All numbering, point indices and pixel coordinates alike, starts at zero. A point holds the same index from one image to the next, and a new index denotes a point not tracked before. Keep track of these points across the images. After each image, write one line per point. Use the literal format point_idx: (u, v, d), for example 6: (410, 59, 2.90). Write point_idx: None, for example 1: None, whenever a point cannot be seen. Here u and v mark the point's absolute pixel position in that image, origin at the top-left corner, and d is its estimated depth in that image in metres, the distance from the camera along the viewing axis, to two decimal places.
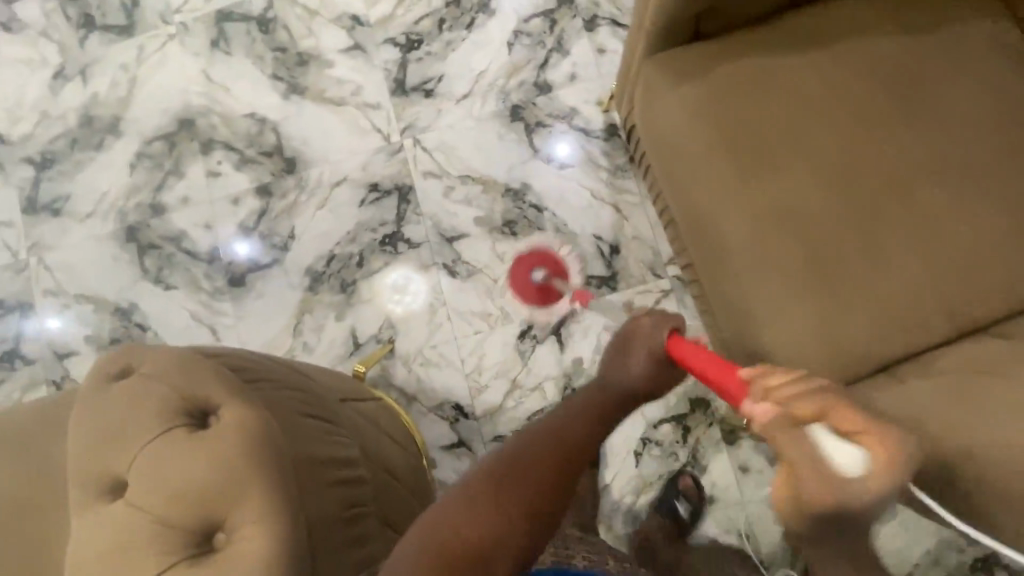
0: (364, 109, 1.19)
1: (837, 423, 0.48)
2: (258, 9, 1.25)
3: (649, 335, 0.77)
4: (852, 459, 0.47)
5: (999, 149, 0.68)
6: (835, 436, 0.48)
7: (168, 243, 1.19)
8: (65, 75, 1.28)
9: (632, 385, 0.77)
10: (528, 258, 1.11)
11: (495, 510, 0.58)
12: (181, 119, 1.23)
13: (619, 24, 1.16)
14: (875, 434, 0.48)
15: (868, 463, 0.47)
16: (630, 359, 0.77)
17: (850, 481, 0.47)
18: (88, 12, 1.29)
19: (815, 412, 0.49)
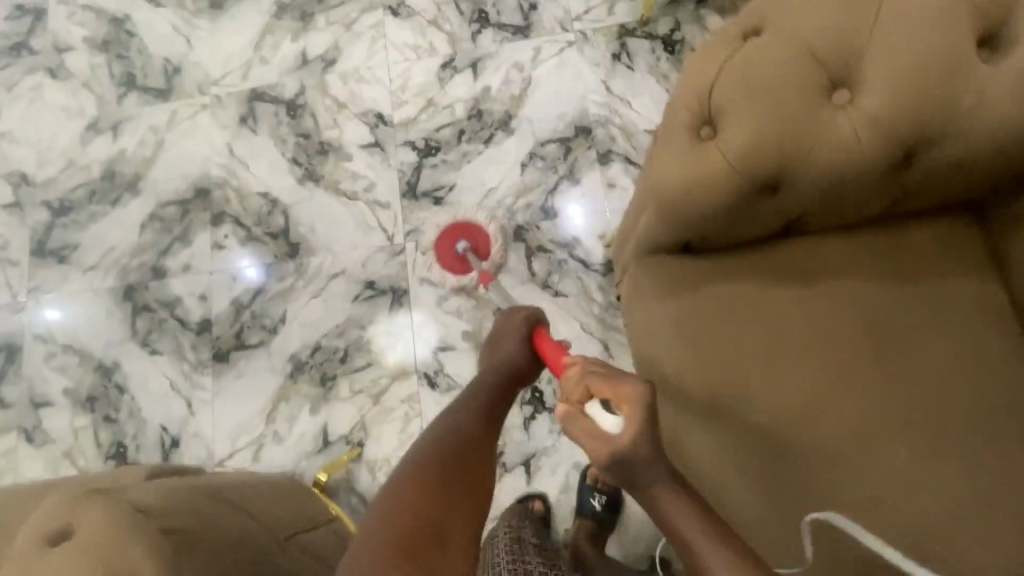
0: (374, 205, 1.22)
1: (601, 396, 0.54)
2: (291, 94, 1.30)
3: (518, 325, 0.79)
4: (609, 421, 0.52)
5: (980, 425, 0.65)
6: (597, 407, 0.53)
7: (162, 307, 1.21)
8: (97, 128, 1.33)
9: (521, 368, 0.76)
10: (451, 232, 1.17)
11: (431, 495, 0.52)
12: (197, 187, 1.27)
13: (632, 161, 1.19)
14: (625, 393, 0.52)
15: (621, 418, 0.51)
16: (507, 348, 0.78)
17: (613, 434, 0.51)
18: (132, 72, 1.36)
19: (583, 391, 0.55)
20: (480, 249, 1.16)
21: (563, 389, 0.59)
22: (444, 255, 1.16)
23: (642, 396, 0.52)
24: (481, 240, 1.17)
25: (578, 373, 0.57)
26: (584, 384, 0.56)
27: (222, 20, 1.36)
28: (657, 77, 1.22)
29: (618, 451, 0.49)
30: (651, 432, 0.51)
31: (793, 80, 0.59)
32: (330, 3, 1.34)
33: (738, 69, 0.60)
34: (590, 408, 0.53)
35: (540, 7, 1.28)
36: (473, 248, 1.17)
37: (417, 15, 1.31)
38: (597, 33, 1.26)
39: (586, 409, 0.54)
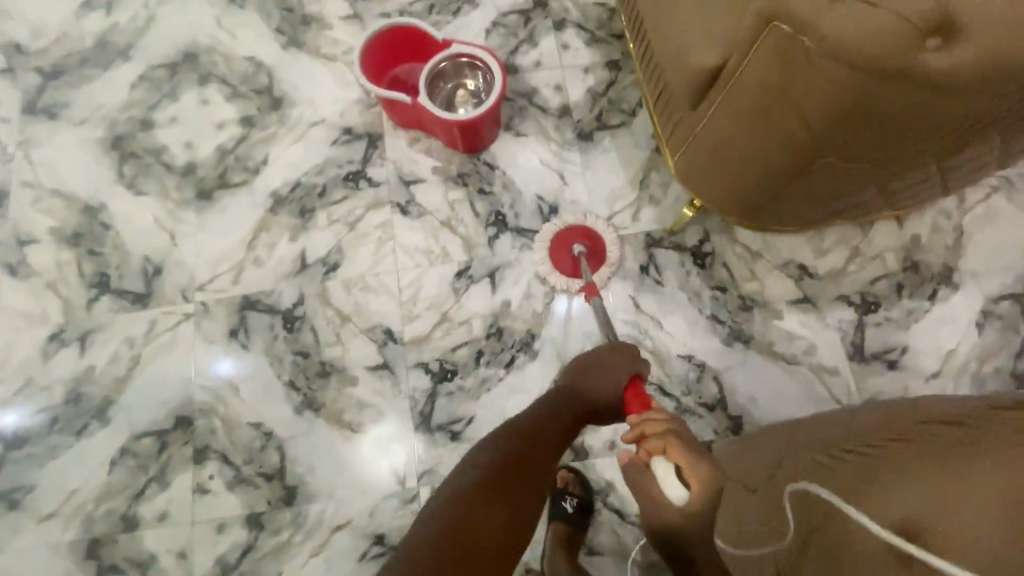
0: (388, 437, 1.09)
1: (671, 460, 0.64)
2: (288, 303, 1.17)
3: (615, 360, 0.90)
4: (673, 489, 0.62)
5: None
6: (665, 469, 0.64)
7: (133, 568, 1.05)
8: (62, 339, 1.17)
9: (600, 400, 0.87)
10: (572, 233, 1.16)
11: (477, 514, 0.64)
12: (179, 415, 1.12)
13: (667, 391, 1.09)
14: (696, 471, 0.63)
15: (683, 489, 0.62)
16: (595, 383, 0.88)
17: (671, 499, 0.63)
18: (105, 271, 1.21)
19: (660, 449, 0.65)
20: (595, 257, 1.14)
21: (640, 429, 0.68)
22: (557, 253, 1.15)
23: (706, 475, 0.63)
24: (600, 250, 1.15)
25: (659, 428, 0.66)
26: (662, 442, 0.65)
27: (211, 212, 1.24)
28: (689, 294, 1.14)
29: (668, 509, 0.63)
30: (705, 509, 0.63)
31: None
32: (332, 197, 1.24)
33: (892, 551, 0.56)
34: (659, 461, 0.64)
35: (561, 209, 1.21)
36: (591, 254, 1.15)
37: (429, 214, 1.22)
38: (623, 242, 1.18)
39: (654, 464, 0.65)
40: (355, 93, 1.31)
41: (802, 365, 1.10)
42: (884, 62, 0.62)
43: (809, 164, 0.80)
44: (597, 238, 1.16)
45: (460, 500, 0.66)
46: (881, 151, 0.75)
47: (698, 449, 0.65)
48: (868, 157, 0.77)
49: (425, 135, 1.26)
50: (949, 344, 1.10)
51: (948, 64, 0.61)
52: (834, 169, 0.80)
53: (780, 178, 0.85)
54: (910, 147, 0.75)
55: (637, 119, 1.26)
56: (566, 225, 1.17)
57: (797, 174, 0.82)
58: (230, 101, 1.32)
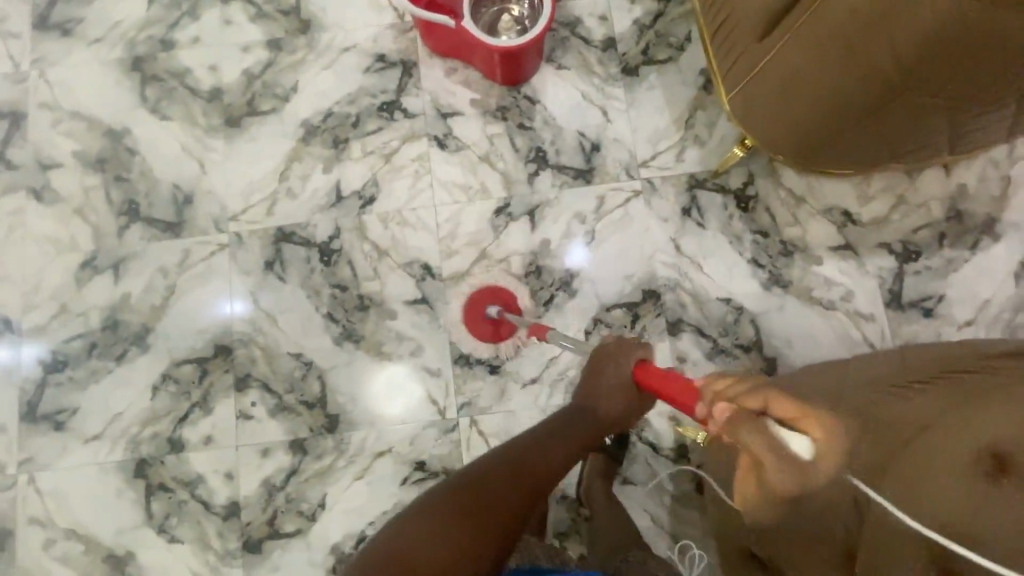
0: (402, 380, 1.11)
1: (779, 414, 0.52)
2: (324, 236, 1.16)
3: (621, 358, 0.80)
4: (800, 449, 0.50)
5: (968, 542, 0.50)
6: (781, 424, 0.51)
7: (181, 487, 1.08)
8: (95, 267, 1.16)
9: (607, 414, 0.80)
10: (482, 298, 1.11)
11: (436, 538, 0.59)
12: (218, 343, 1.12)
13: (704, 332, 1.11)
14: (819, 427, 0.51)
15: (813, 447, 0.50)
16: (610, 395, 0.80)
17: (800, 461, 0.50)
18: (134, 198, 1.18)
19: (760, 405, 0.53)
20: (511, 308, 1.11)
21: (713, 396, 0.59)
22: (473, 326, 1.11)
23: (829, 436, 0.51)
24: (513, 304, 1.11)
25: (739, 390, 0.57)
26: (760, 398, 0.54)
27: (240, 141, 1.20)
28: (730, 237, 1.14)
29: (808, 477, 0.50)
30: (832, 467, 0.51)
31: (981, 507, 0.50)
32: (366, 128, 1.20)
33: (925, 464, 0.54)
34: (766, 420, 0.52)
35: (603, 147, 1.18)
36: (507, 310, 1.11)
37: (467, 149, 1.18)
38: (665, 183, 1.16)
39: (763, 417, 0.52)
40: (388, 17, 1.24)
41: (839, 310, 1.11)
42: None
43: (888, 98, 0.79)
44: (507, 294, 1.12)
45: (430, 508, 0.62)
46: (953, 88, 0.76)
47: (805, 401, 0.54)
48: (939, 95, 0.78)
49: (463, 66, 1.21)
50: (985, 293, 1.11)
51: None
52: (904, 107, 0.81)
53: (847, 113, 0.84)
54: (982, 86, 0.76)
55: (685, 54, 1.21)
56: (478, 288, 1.13)
57: (867, 110, 0.82)
58: (255, 22, 1.25)
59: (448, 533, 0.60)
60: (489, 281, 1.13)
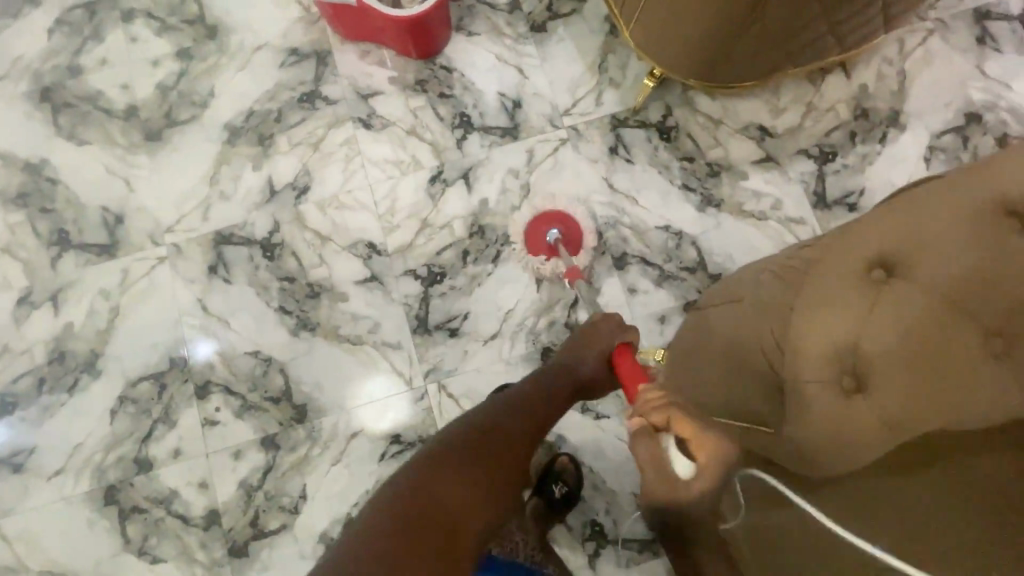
0: (387, 391, 1.09)
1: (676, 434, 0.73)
2: (263, 232, 1.15)
3: (609, 331, 0.93)
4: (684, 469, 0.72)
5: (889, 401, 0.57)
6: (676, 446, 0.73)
7: (155, 505, 1.05)
8: (32, 301, 1.13)
9: (586, 379, 0.92)
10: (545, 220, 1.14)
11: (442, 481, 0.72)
12: (172, 356, 1.11)
13: (650, 261, 1.14)
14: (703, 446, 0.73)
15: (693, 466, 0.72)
16: (587, 355, 0.92)
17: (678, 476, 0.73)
18: (63, 227, 1.16)
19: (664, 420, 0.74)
20: (572, 242, 1.13)
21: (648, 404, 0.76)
22: (533, 231, 1.13)
23: (717, 453, 0.72)
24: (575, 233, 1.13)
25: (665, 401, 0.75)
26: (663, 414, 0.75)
27: (164, 153, 1.19)
28: (658, 168, 1.18)
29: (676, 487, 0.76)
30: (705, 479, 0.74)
31: (933, 348, 0.56)
32: (290, 121, 1.20)
33: (862, 315, 0.60)
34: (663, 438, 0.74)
35: (524, 103, 1.21)
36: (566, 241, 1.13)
37: (393, 125, 1.20)
38: (589, 127, 1.20)
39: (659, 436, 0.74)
40: (295, 12, 1.25)
41: (771, 219, 1.16)
42: None
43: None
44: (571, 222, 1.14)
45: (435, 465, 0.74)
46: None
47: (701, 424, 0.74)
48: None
49: (377, 48, 1.23)
50: (901, 180, 1.17)
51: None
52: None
53: (732, 15, 0.88)
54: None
55: (587, 4, 1.25)
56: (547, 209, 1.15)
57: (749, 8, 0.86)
58: (161, 35, 1.25)
59: (456, 478, 0.73)
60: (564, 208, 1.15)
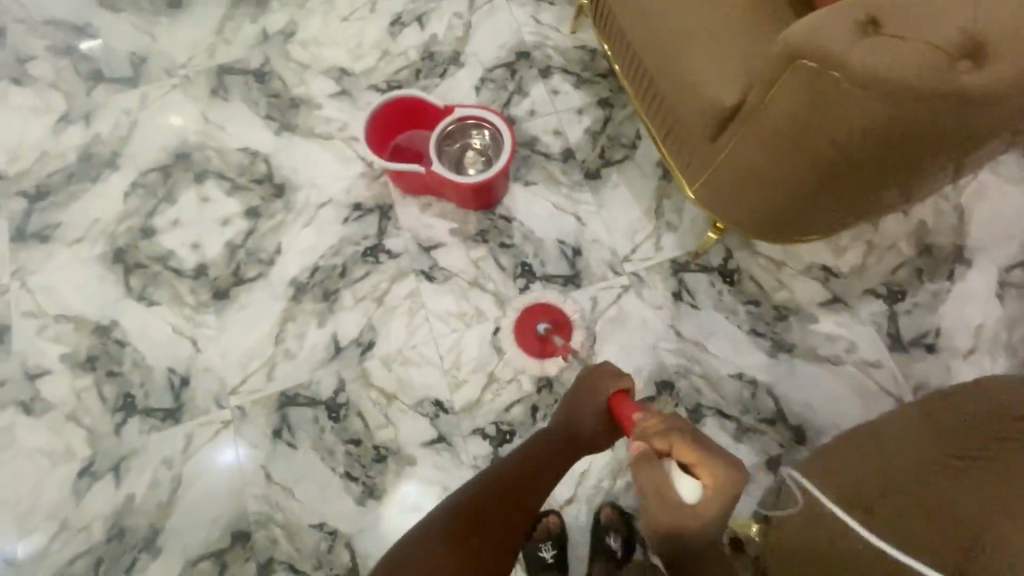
0: (422, 493, 1.07)
1: (680, 459, 0.66)
2: (328, 391, 1.14)
3: (605, 386, 0.82)
4: (686, 488, 0.64)
5: None
6: (678, 470, 0.66)
7: None
8: (93, 472, 1.10)
9: (583, 434, 0.83)
10: (537, 311, 1.16)
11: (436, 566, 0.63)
12: (235, 531, 1.07)
13: (726, 412, 1.10)
14: (706, 469, 0.64)
15: (697, 488, 0.64)
16: (582, 413, 0.82)
17: (685, 500, 0.64)
18: (129, 391, 1.15)
19: (666, 446, 0.68)
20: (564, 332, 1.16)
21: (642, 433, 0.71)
22: (524, 329, 1.15)
23: (726, 482, 0.63)
24: (565, 325, 1.16)
25: (665, 427, 0.69)
26: (667, 440, 0.68)
27: (230, 311, 1.20)
28: (725, 313, 1.16)
29: (683, 518, 0.64)
30: (721, 509, 0.64)
31: None
32: (354, 275, 1.22)
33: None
34: (668, 462, 0.66)
35: (584, 250, 1.22)
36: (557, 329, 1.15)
37: (456, 276, 1.21)
38: (652, 273, 1.20)
39: (665, 460, 0.67)
40: (357, 167, 1.31)
41: (847, 364, 1.12)
42: (933, 86, 0.63)
43: (840, 179, 0.81)
44: (560, 314, 1.17)
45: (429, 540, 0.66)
46: (904, 167, 0.78)
47: (710, 446, 0.66)
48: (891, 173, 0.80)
49: (436, 199, 1.26)
50: (976, 319, 1.14)
51: (979, 82, 0.62)
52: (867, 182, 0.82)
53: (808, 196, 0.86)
54: (932, 160, 0.77)
55: (639, 151, 1.30)
56: (535, 300, 1.18)
57: (825, 184, 0.83)
58: (231, 194, 1.30)
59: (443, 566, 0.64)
60: (546, 298, 1.18)
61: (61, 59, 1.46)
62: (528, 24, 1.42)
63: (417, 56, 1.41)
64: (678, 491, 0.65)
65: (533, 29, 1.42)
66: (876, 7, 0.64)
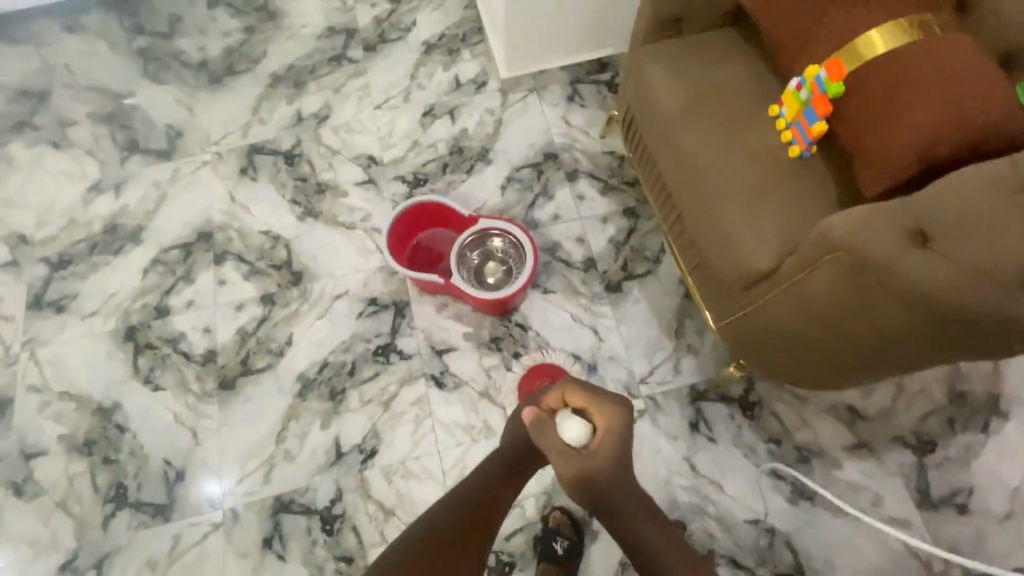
0: None
1: (573, 405, 0.60)
2: (325, 499, 1.10)
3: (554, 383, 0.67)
4: (576, 433, 0.58)
5: None
6: (569, 415, 0.60)
7: None
8: (75, 567, 1.07)
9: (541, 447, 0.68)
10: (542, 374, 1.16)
11: None
12: None
13: (739, 562, 1.04)
14: (601, 410, 0.59)
15: (586, 430, 0.59)
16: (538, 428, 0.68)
17: (575, 443, 0.58)
18: (122, 481, 1.12)
19: (560, 398, 0.62)
20: None
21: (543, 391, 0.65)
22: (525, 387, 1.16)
23: (614, 420, 0.59)
24: None
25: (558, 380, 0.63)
26: (561, 391, 0.62)
27: (234, 404, 1.18)
28: (744, 450, 1.11)
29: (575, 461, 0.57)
30: (612, 452, 0.58)
31: None
32: (363, 375, 1.19)
33: None
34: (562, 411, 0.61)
35: (599, 368, 1.19)
36: None
37: (466, 385, 1.18)
38: (669, 399, 1.15)
39: (557, 413, 0.61)
40: (377, 260, 1.30)
41: (871, 518, 1.06)
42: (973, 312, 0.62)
43: (865, 369, 0.79)
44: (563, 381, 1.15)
45: None
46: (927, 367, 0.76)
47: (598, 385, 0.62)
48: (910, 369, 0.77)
49: (453, 300, 1.24)
50: (1012, 479, 1.08)
51: None
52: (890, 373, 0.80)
53: (825, 372, 0.83)
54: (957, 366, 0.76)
55: (662, 266, 1.27)
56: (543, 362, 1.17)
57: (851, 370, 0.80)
58: (249, 279, 1.29)
59: None
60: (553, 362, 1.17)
61: (101, 127, 1.50)
62: (558, 125, 1.43)
63: (446, 148, 1.42)
64: (567, 436, 0.59)
65: (563, 130, 1.43)
66: (928, 222, 0.64)
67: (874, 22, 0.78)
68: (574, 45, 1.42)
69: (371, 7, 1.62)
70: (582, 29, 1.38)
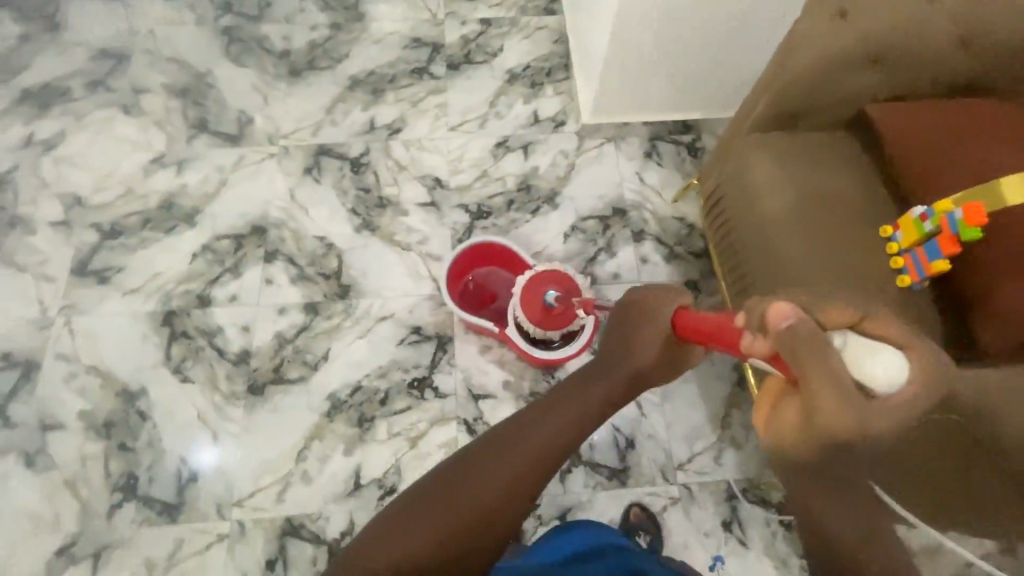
0: None
1: (874, 336, 0.46)
2: (336, 530, 1.06)
3: (660, 301, 0.65)
4: (890, 372, 0.43)
5: None
6: (871, 348, 0.44)
7: None
8: (72, 554, 1.04)
9: (646, 366, 0.66)
10: (540, 283, 1.08)
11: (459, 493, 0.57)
12: None
13: None
14: (913, 355, 0.45)
15: (901, 375, 0.44)
16: (640, 337, 0.66)
17: (884, 382, 0.43)
18: (134, 472, 1.09)
19: (851, 321, 0.47)
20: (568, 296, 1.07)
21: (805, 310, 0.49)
22: (527, 298, 1.08)
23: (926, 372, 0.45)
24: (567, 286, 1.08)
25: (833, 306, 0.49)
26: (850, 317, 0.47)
27: (261, 411, 1.15)
28: (774, 561, 1.06)
29: (877, 407, 0.42)
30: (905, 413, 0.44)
31: None
32: (394, 406, 1.15)
33: None
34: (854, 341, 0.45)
35: (638, 444, 1.13)
36: (565, 293, 1.08)
37: None
38: (705, 491, 1.10)
39: (839, 339, 0.46)
40: (427, 288, 1.26)
41: None
42: None
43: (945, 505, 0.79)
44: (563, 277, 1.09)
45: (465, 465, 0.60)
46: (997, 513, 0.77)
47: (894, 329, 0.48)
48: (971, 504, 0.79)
49: (499, 344, 1.20)
50: None
51: None
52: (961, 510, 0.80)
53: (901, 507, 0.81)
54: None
55: None
56: (539, 270, 1.09)
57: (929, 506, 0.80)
58: (296, 283, 1.26)
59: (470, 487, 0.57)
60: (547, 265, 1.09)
61: (174, 100, 1.48)
62: (631, 181, 1.39)
63: (514, 184, 1.39)
64: (880, 372, 0.43)
65: (636, 186, 1.39)
66: None
67: (1005, 164, 0.79)
68: (682, 95, 1.36)
69: (460, 25, 1.59)
70: (690, 85, 1.32)
